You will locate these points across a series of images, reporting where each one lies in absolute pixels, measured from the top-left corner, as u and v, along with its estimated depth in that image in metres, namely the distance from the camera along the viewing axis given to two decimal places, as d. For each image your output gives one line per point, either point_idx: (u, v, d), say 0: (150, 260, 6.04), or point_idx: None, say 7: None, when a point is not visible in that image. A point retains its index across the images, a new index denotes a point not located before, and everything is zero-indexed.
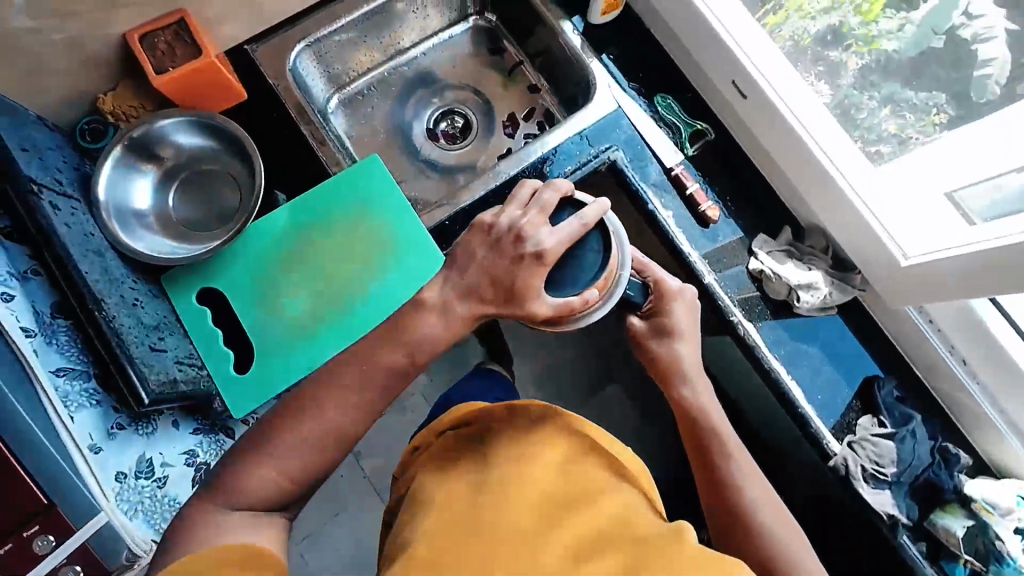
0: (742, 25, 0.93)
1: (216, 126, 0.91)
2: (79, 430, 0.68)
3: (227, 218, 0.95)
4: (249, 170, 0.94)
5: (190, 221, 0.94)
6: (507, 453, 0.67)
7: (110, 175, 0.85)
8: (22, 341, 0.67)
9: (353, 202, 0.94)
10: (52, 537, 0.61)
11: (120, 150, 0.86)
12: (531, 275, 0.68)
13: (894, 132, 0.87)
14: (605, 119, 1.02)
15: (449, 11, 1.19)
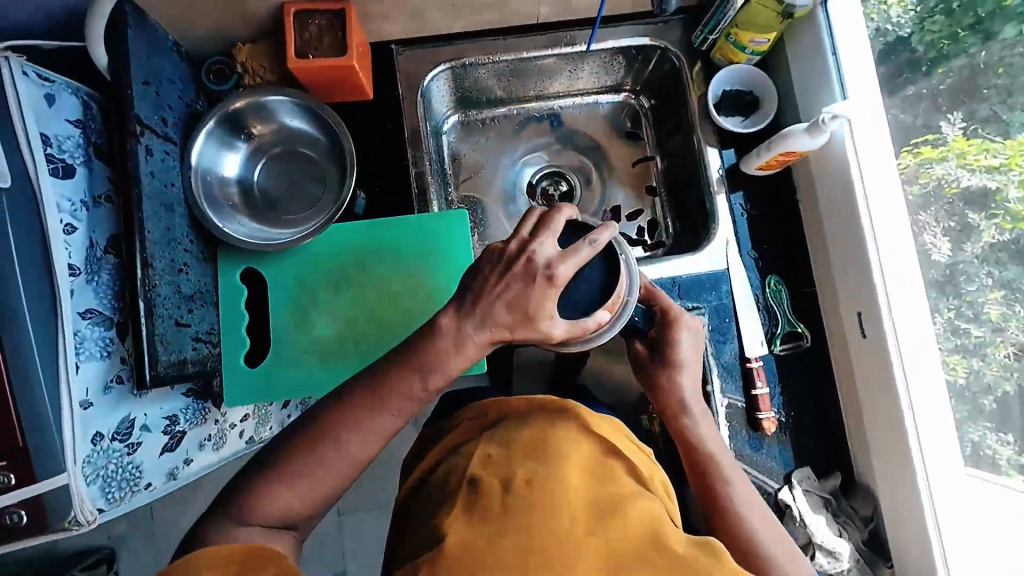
0: (892, 211, 0.82)
1: (320, 117, 0.89)
2: (78, 385, 0.68)
3: (308, 208, 0.93)
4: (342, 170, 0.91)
5: (271, 201, 0.92)
6: (528, 447, 0.58)
7: (206, 139, 0.84)
8: (64, 279, 0.67)
9: (422, 249, 0.92)
10: (13, 477, 0.63)
11: (219, 117, 0.84)
12: (539, 298, 0.56)
13: (993, 317, 0.81)
14: (707, 275, 0.94)
15: (605, 81, 1.11)
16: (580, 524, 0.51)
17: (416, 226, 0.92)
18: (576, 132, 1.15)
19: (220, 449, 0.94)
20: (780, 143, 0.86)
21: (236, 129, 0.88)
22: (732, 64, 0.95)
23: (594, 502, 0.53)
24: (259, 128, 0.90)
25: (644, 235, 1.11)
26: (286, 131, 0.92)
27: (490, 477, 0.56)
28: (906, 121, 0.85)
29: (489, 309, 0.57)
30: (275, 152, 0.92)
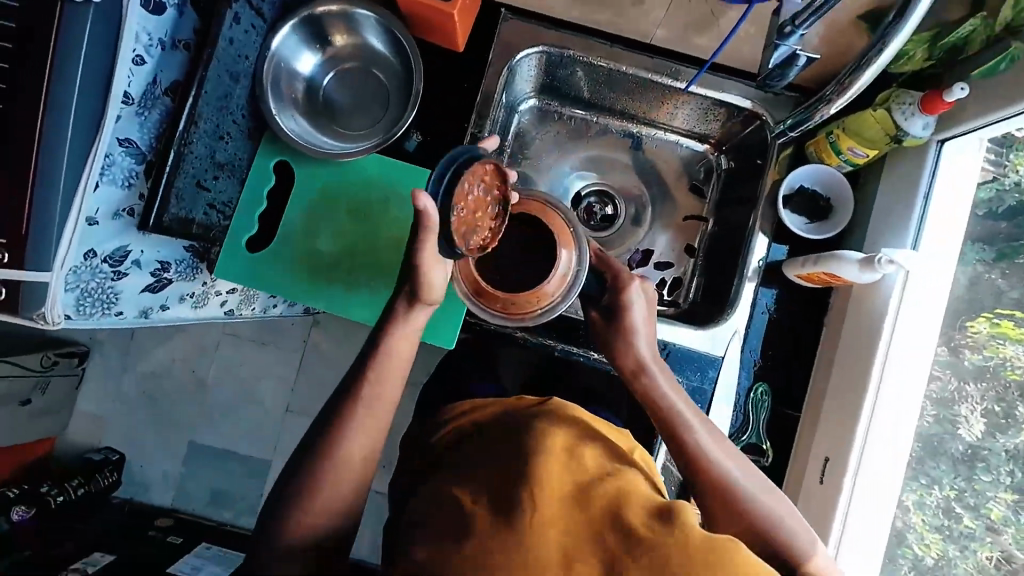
0: (907, 365, 0.78)
1: (403, 48, 0.88)
2: (90, 202, 0.72)
3: (364, 129, 0.94)
4: (406, 106, 0.91)
5: (332, 111, 0.94)
6: (515, 439, 0.66)
7: (288, 31, 0.85)
8: (115, 105, 0.71)
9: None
10: (6, 257, 0.68)
11: (307, 15, 0.85)
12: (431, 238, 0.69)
13: (991, 515, 0.76)
14: (699, 354, 0.91)
15: (693, 125, 1.08)
16: (566, 501, 0.57)
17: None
18: (647, 163, 1.14)
19: (198, 309, 1.00)
20: (828, 262, 0.82)
21: (320, 32, 0.89)
22: (823, 164, 0.90)
23: (578, 481, 0.60)
24: (343, 38, 0.90)
25: (663, 288, 1.12)
26: (368, 50, 0.92)
27: (481, 464, 0.64)
28: (1000, 290, 0.77)
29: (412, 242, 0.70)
30: (350, 66, 0.93)
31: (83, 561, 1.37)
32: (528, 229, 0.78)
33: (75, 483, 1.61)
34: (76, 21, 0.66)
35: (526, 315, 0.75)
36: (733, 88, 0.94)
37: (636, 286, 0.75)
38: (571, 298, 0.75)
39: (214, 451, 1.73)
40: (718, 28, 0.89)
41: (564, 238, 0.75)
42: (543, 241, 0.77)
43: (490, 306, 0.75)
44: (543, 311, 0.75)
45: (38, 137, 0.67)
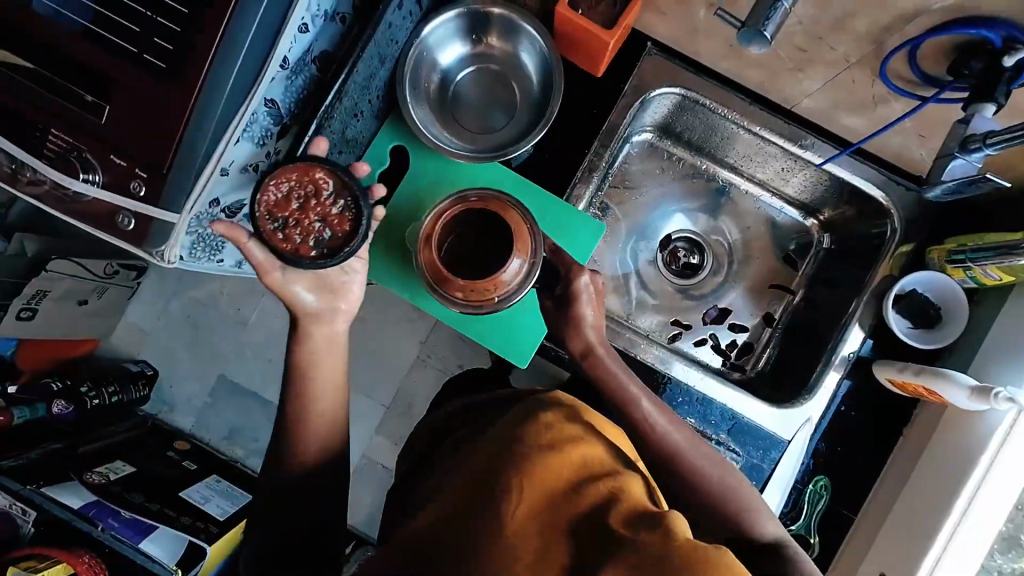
0: (999, 500, 0.72)
1: (548, 64, 0.87)
2: (229, 155, 0.75)
3: (483, 130, 0.94)
4: (533, 122, 0.91)
5: (456, 107, 0.94)
6: (514, 424, 0.64)
7: (444, 22, 0.86)
8: (273, 67, 0.73)
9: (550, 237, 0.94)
10: (144, 191, 0.71)
11: (465, 10, 0.85)
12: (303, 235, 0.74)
13: None
14: (765, 432, 0.90)
15: (805, 197, 1.05)
16: (549, 496, 0.55)
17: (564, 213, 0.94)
18: (745, 224, 1.12)
19: None
20: (932, 377, 0.79)
21: (471, 28, 0.89)
22: (941, 272, 0.86)
23: (564, 477, 0.56)
24: (491, 39, 0.90)
25: (732, 351, 1.10)
26: (512, 55, 0.91)
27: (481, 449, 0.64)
28: None
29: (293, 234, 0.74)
30: (488, 67, 0.93)
31: (101, 468, 1.52)
32: (483, 225, 0.83)
33: (110, 389, 1.64)
34: None
35: (484, 301, 0.81)
36: (865, 172, 0.92)
37: (585, 275, 0.84)
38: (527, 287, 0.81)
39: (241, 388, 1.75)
40: (874, 113, 0.81)
41: (518, 234, 0.79)
42: (502, 233, 0.82)
43: (450, 293, 0.80)
44: (501, 297, 0.80)
45: (200, 87, 0.69)
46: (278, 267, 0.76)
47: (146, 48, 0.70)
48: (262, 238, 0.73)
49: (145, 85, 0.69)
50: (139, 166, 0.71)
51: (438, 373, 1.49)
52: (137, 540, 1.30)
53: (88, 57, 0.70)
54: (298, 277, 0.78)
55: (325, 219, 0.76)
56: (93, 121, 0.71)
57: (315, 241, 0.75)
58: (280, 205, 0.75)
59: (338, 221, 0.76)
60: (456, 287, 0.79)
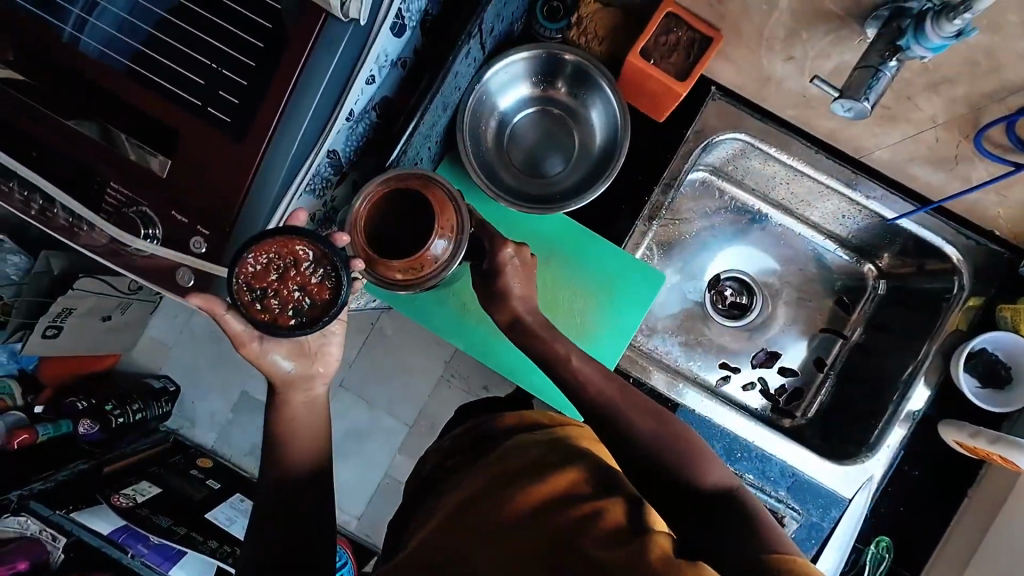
0: None
1: (611, 108, 0.87)
2: (291, 210, 0.72)
3: (539, 172, 0.93)
4: (594, 169, 0.89)
5: (513, 150, 0.93)
6: (532, 474, 0.62)
7: (506, 67, 0.85)
8: (340, 119, 0.70)
9: (598, 281, 0.92)
10: (205, 247, 0.70)
11: (529, 55, 0.85)
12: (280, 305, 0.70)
13: None
14: (826, 490, 0.89)
15: (860, 240, 1.02)
16: (535, 513, 0.58)
17: (609, 254, 0.92)
18: (798, 266, 1.08)
19: None
20: (1009, 447, 0.77)
21: (536, 73, 0.89)
22: (1015, 333, 0.86)
23: (550, 493, 0.59)
24: (555, 84, 0.90)
25: (781, 396, 1.06)
26: (570, 99, 0.91)
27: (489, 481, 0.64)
28: None
29: (270, 304, 0.70)
30: (548, 110, 0.92)
31: (128, 489, 1.39)
32: (410, 204, 0.80)
33: (134, 406, 1.49)
34: (331, 47, 0.65)
35: (414, 282, 0.80)
36: (938, 228, 0.90)
37: (510, 249, 0.82)
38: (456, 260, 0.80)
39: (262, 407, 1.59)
40: (954, 171, 0.81)
41: (445, 220, 0.78)
42: (427, 212, 0.79)
43: (389, 276, 0.79)
44: (431, 276, 0.80)
45: (266, 146, 0.67)
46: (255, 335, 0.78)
47: (211, 102, 0.68)
48: (238, 309, 0.69)
49: (212, 141, 0.68)
50: (200, 222, 0.69)
51: (464, 395, 1.40)
52: (168, 566, 1.24)
53: (153, 110, 0.68)
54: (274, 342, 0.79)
55: (304, 287, 0.70)
56: (156, 176, 0.69)
57: (293, 309, 0.70)
58: (263, 276, 0.70)
59: (318, 289, 0.71)
60: (396, 271, 0.78)
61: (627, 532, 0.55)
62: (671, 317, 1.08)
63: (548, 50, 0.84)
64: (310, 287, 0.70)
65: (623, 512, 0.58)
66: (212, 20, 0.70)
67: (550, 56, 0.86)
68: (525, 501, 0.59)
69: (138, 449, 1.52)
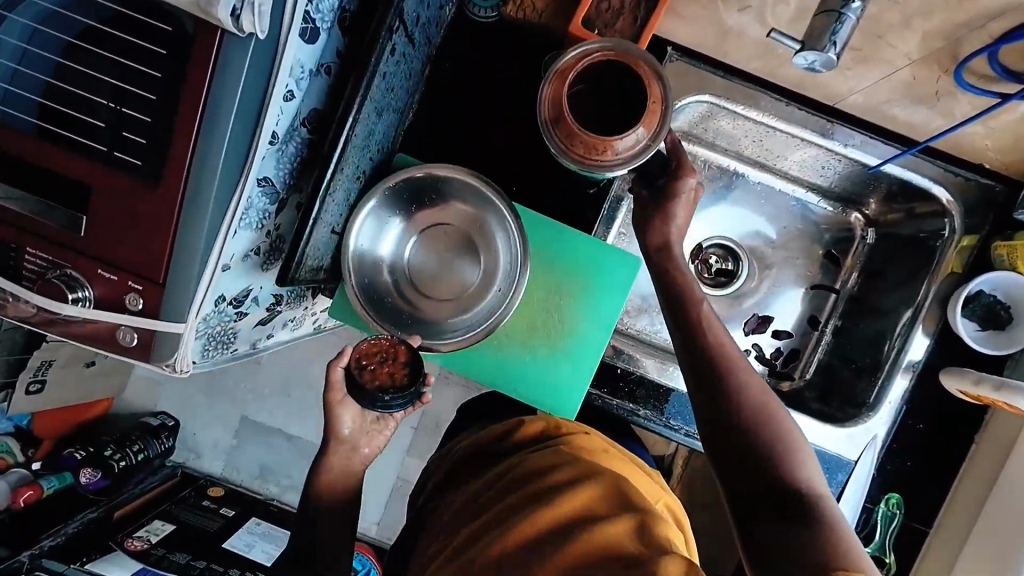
0: None
1: (495, 206, 0.81)
2: (228, 248, 0.67)
3: (456, 291, 0.86)
4: (505, 262, 0.84)
5: (422, 282, 0.87)
6: (530, 504, 0.60)
7: (364, 219, 0.79)
8: (262, 144, 0.64)
9: (579, 281, 0.87)
10: (141, 304, 0.65)
11: (378, 197, 0.79)
12: (374, 375, 0.77)
13: None
14: (829, 456, 0.86)
15: (843, 189, 0.97)
16: (548, 535, 0.57)
17: (592, 250, 0.86)
18: (781, 224, 1.03)
19: (296, 329, 1.03)
20: (1013, 394, 0.75)
21: (401, 203, 0.83)
22: (1014, 270, 0.82)
23: (567, 512, 0.59)
24: (428, 202, 0.84)
25: (778, 359, 1.02)
26: (449, 209, 0.85)
27: (489, 516, 0.62)
28: None
29: (366, 375, 0.77)
30: (429, 229, 0.86)
31: (142, 531, 1.32)
32: (614, 76, 0.69)
33: (134, 448, 1.42)
34: (234, 65, 0.58)
35: (585, 160, 0.68)
36: (924, 169, 0.85)
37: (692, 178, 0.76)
38: (634, 167, 0.68)
39: (267, 427, 1.52)
40: None
41: (652, 102, 0.66)
42: (633, 97, 0.69)
43: (558, 137, 0.68)
44: (607, 166, 0.68)
45: (186, 186, 0.61)
46: (346, 391, 0.77)
47: (117, 145, 0.62)
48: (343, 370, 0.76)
49: (127, 191, 0.62)
50: (131, 278, 0.64)
51: (463, 390, 1.36)
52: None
53: (58, 165, 0.62)
54: (352, 406, 0.78)
55: (391, 376, 0.77)
56: (76, 236, 0.64)
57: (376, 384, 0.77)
58: (382, 351, 0.79)
59: (396, 377, 0.77)
60: (575, 131, 0.66)
61: (634, 554, 0.54)
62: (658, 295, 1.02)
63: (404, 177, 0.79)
64: (405, 373, 0.78)
65: (638, 531, 0.57)
66: (104, 56, 0.63)
67: (397, 182, 0.80)
68: (542, 520, 0.58)
69: (147, 488, 1.46)
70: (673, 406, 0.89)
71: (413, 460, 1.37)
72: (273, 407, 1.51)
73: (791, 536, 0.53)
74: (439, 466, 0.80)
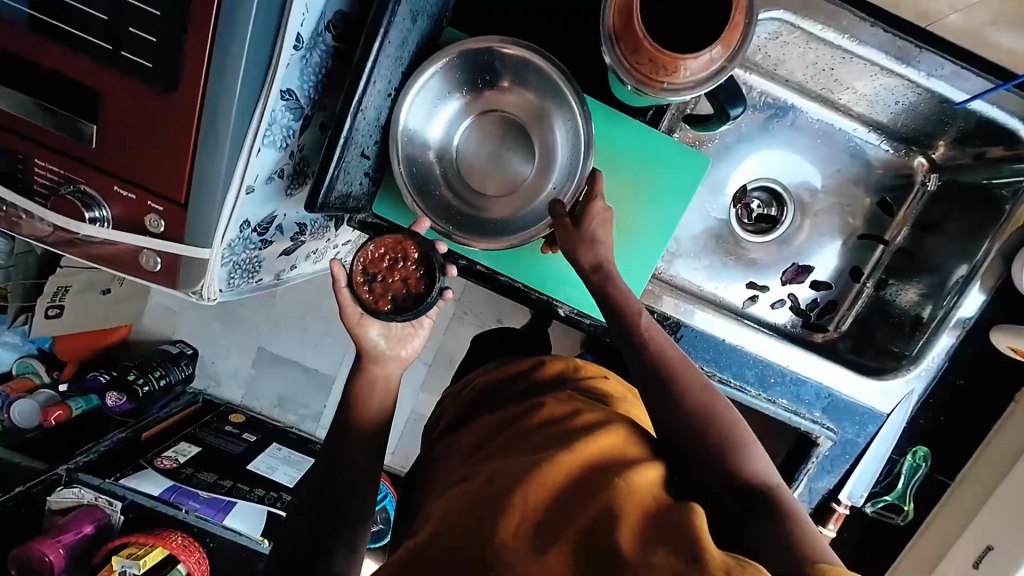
0: None
1: (560, 97, 0.74)
2: (252, 168, 0.61)
3: (503, 190, 0.81)
4: (564, 162, 0.77)
5: (469, 175, 0.81)
6: (555, 440, 0.57)
7: (420, 91, 0.73)
8: (288, 48, 0.57)
9: (642, 178, 0.81)
10: (162, 225, 0.61)
11: (440, 67, 0.72)
12: (385, 289, 0.75)
13: None
14: (861, 409, 0.85)
15: (913, 129, 0.89)
16: (580, 478, 0.52)
17: (642, 141, 0.80)
18: (834, 168, 0.96)
19: (317, 262, 0.99)
20: None
21: (463, 81, 0.77)
22: None
23: (589, 459, 0.54)
24: (492, 84, 0.78)
25: (813, 311, 0.98)
26: (509, 96, 0.79)
27: (512, 452, 0.58)
28: None
29: (375, 287, 0.74)
30: (484, 119, 0.80)
31: (169, 451, 1.35)
32: None
33: (156, 373, 1.44)
34: None
35: (649, 82, 0.60)
36: (1013, 106, 0.76)
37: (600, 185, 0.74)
38: (703, 93, 0.60)
39: (286, 359, 1.53)
40: None
41: (736, 14, 0.56)
42: (712, 12, 0.60)
43: (623, 52, 0.60)
44: (674, 90, 0.60)
45: (203, 94, 0.55)
46: (362, 308, 0.73)
47: (123, 43, 0.55)
48: (350, 291, 0.73)
49: (137, 97, 0.56)
50: (150, 196, 0.60)
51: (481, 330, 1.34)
52: (220, 517, 1.19)
53: (62, 67, 0.56)
54: (370, 322, 0.73)
55: (405, 280, 0.76)
56: (88, 149, 0.59)
57: (391, 294, 0.75)
58: (383, 260, 0.76)
59: (414, 281, 0.76)
60: (644, 44, 0.58)
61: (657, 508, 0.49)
62: (694, 240, 0.98)
63: (472, 46, 0.71)
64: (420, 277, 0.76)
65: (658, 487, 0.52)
66: None
67: (460, 56, 0.74)
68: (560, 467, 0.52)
69: (172, 411, 1.48)
70: (696, 345, 0.85)
71: (431, 396, 1.39)
72: (292, 341, 1.52)
73: (762, 528, 0.49)
74: (464, 401, 0.79)
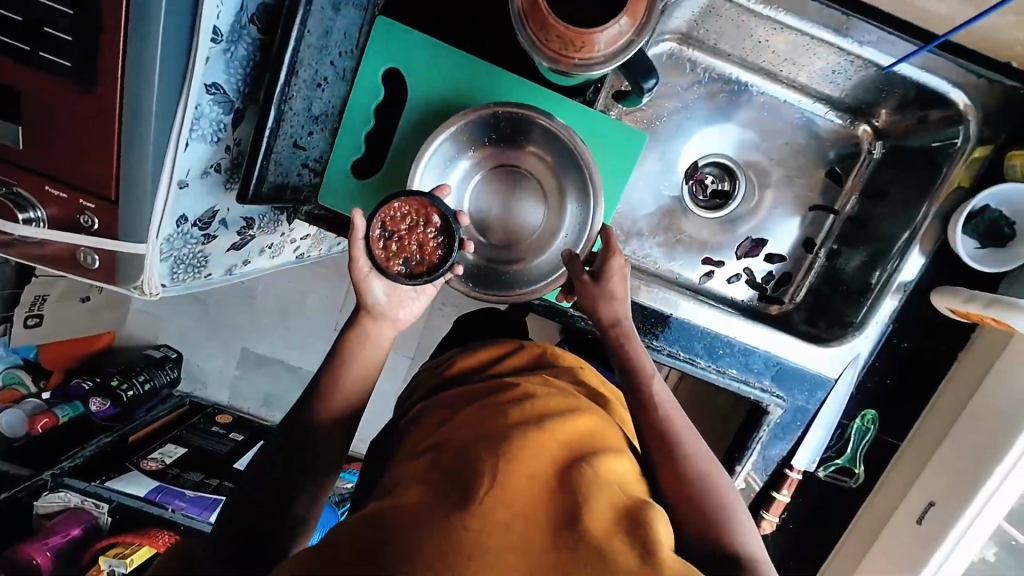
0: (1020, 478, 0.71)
1: (569, 157, 0.77)
2: (182, 162, 0.63)
3: (513, 247, 0.83)
4: (571, 217, 0.79)
5: (480, 233, 0.83)
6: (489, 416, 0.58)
7: (432, 155, 0.76)
8: (204, 41, 0.58)
9: None
10: (95, 222, 0.62)
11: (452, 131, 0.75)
12: (399, 251, 0.69)
13: None
14: (810, 376, 0.87)
15: (855, 98, 0.90)
16: (531, 472, 0.50)
17: (581, 122, 0.80)
18: (783, 140, 0.97)
19: (275, 258, 1.00)
20: (1002, 310, 0.73)
21: (472, 142, 0.80)
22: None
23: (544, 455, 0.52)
24: (500, 145, 0.81)
25: (769, 283, 0.99)
26: (519, 158, 0.81)
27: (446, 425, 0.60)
28: None
29: (392, 245, 0.68)
30: (493, 178, 0.83)
31: (155, 454, 1.36)
32: None
33: (140, 377, 1.45)
34: None
35: (561, 59, 0.61)
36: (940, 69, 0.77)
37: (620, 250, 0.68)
38: (615, 66, 0.61)
39: (266, 357, 1.55)
40: None
41: None
42: None
43: (533, 30, 0.61)
44: (587, 65, 0.61)
45: (121, 90, 0.55)
46: (372, 265, 0.67)
47: (40, 44, 0.56)
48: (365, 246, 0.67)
49: (60, 97, 0.57)
50: (81, 195, 0.61)
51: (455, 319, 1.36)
52: (206, 514, 1.20)
53: None
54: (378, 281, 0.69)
55: (422, 246, 0.70)
56: (18, 151, 0.60)
57: (405, 259, 0.69)
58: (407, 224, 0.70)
59: (431, 251, 0.70)
60: (551, 21, 0.59)
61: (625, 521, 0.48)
62: (648, 218, 0.99)
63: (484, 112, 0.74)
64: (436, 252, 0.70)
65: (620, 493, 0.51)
66: None
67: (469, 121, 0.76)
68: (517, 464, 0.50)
69: (158, 414, 1.50)
70: (674, 333, 0.86)
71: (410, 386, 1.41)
72: (272, 338, 1.53)
73: None
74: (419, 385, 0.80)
